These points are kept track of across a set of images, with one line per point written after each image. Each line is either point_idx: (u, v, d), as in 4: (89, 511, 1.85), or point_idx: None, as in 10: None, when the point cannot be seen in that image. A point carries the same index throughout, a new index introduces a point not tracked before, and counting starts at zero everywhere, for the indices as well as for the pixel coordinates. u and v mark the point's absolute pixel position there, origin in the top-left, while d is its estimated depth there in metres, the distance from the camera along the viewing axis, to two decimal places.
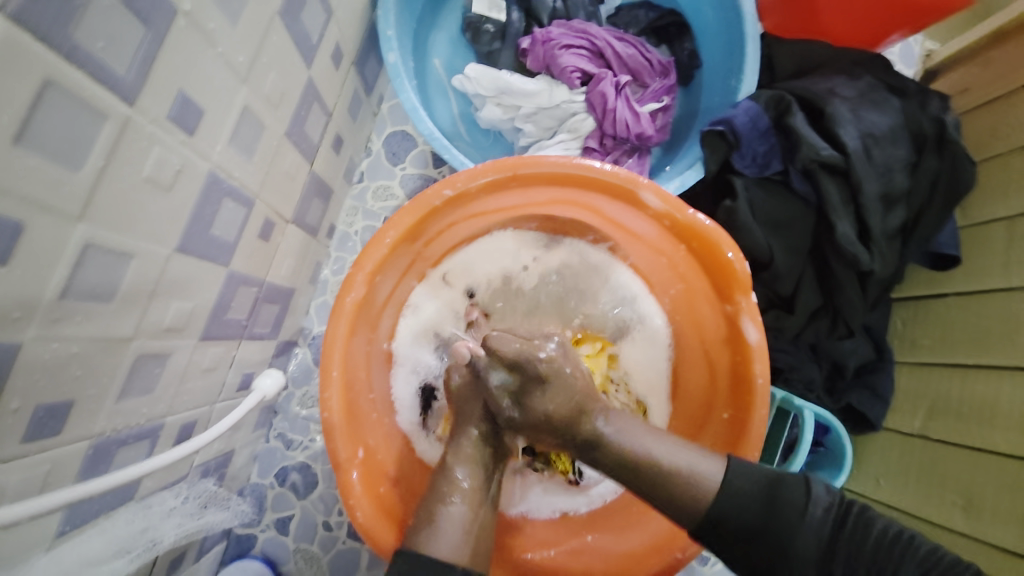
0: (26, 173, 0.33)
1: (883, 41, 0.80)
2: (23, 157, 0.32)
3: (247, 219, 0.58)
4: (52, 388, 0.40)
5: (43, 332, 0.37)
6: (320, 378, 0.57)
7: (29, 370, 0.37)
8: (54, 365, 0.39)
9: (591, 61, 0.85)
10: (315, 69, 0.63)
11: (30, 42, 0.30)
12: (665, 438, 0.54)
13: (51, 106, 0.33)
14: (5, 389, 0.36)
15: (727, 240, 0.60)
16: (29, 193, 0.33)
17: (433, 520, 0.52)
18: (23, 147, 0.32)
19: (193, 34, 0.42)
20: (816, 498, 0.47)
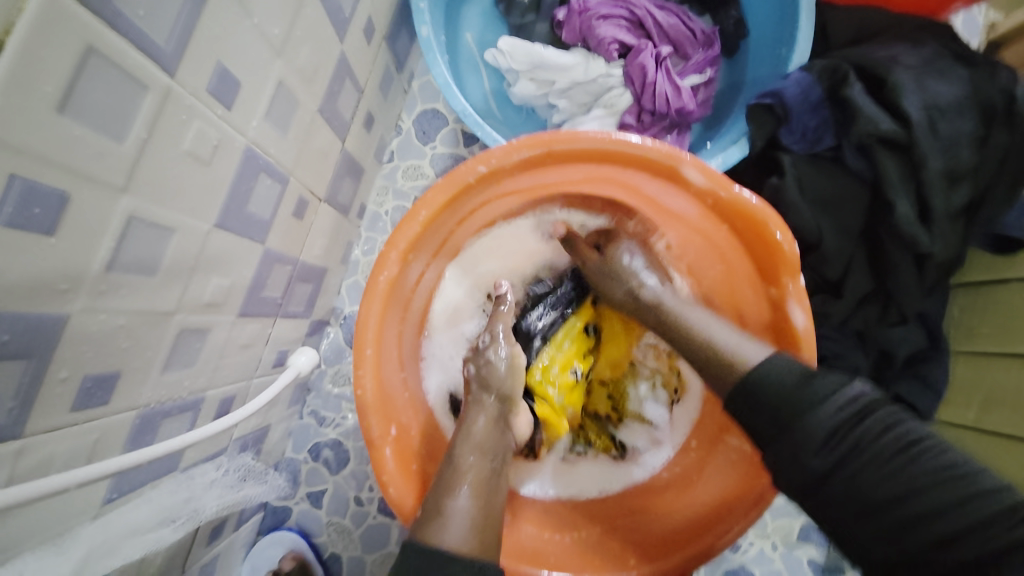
0: (71, 144, 0.33)
1: (944, 8, 0.75)
2: (68, 128, 0.32)
3: (282, 196, 0.57)
4: (100, 360, 0.40)
5: (90, 304, 0.38)
6: (353, 356, 0.57)
7: (77, 341, 0.38)
8: (101, 337, 0.40)
9: (630, 32, 0.82)
10: (348, 44, 0.62)
11: (73, 8, 0.30)
12: (706, 314, 0.58)
13: (95, 76, 0.33)
14: (55, 358, 0.37)
15: (774, 218, 0.57)
16: (73, 164, 0.33)
17: (439, 513, 0.49)
18: (67, 118, 0.32)
19: (229, 2, 0.41)
20: (845, 396, 0.45)
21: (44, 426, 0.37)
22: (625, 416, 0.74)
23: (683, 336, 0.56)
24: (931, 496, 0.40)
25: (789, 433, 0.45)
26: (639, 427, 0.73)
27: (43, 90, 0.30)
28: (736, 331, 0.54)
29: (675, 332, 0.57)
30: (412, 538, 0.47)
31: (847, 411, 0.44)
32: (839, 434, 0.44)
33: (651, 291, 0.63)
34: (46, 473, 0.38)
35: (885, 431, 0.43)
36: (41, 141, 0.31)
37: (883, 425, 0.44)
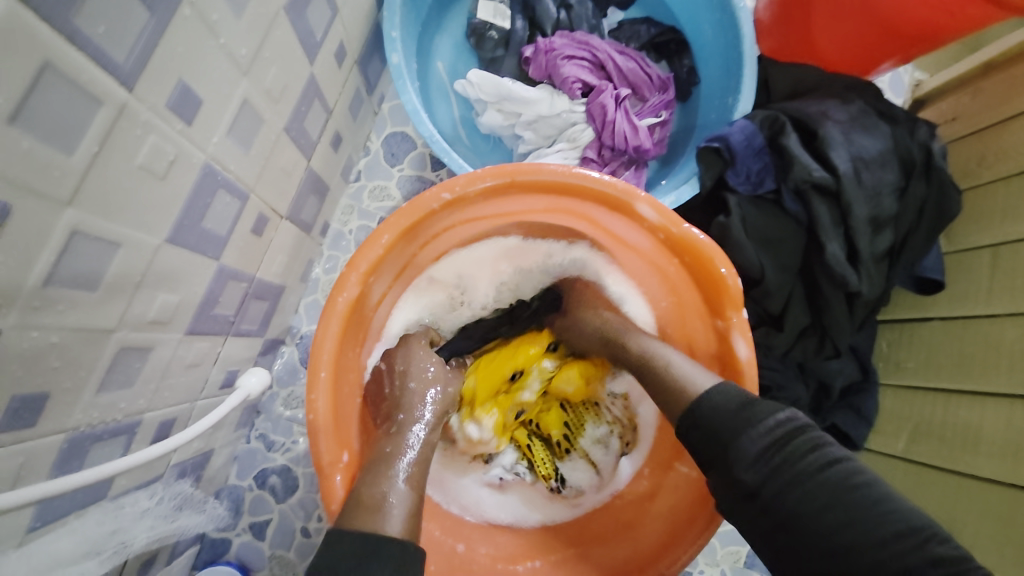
0: (16, 156, 0.32)
1: (874, 69, 0.84)
2: (15, 140, 0.31)
3: (241, 213, 0.57)
4: (28, 380, 0.38)
5: (22, 320, 0.36)
6: (306, 379, 0.56)
7: (5, 359, 0.35)
8: (31, 355, 0.37)
9: (593, 73, 0.86)
10: (318, 66, 0.63)
11: (30, 21, 0.30)
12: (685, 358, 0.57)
13: (47, 88, 0.32)
14: None
15: (719, 254, 0.61)
16: (17, 177, 0.32)
17: (377, 504, 0.48)
18: (16, 129, 0.31)
19: (195, 22, 0.41)
20: (782, 419, 0.47)
21: None
22: (573, 448, 0.74)
23: (649, 371, 0.59)
24: (831, 497, 0.43)
25: (721, 458, 0.49)
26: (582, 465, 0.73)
27: None
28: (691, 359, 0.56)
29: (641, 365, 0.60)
30: (348, 525, 0.46)
31: (774, 433, 0.47)
32: (769, 458, 0.46)
33: (618, 324, 0.66)
34: None
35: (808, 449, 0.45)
36: None
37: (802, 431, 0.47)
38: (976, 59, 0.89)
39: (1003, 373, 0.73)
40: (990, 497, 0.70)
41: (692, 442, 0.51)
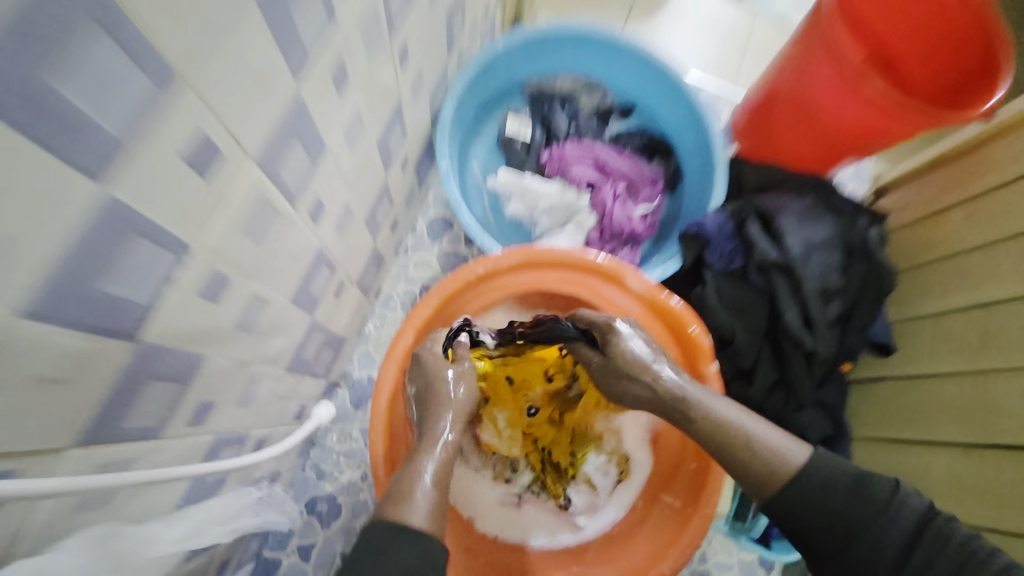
0: (251, 257, 0.51)
1: (834, 164, 1.12)
2: (249, 251, 0.51)
3: (330, 280, 0.76)
4: (211, 397, 0.56)
5: (221, 358, 0.54)
6: (369, 407, 0.74)
7: (208, 384, 0.53)
8: (217, 383, 0.55)
9: (596, 171, 1.09)
10: (390, 174, 0.85)
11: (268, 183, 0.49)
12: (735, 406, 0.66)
13: (266, 218, 0.51)
14: (194, 394, 0.51)
15: (691, 318, 0.78)
16: (247, 268, 0.51)
17: (405, 496, 0.56)
18: (251, 242, 0.50)
19: (334, 163, 0.63)
20: (789, 462, 0.60)
21: (176, 442, 0.52)
22: (576, 474, 0.86)
23: (716, 425, 0.64)
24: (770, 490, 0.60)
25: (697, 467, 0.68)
26: (585, 489, 0.85)
27: (250, 234, 0.49)
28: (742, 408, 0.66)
29: (704, 421, 0.65)
30: (380, 517, 0.54)
31: (917, 523, 0.56)
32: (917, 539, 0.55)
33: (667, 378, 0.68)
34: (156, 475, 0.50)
35: (940, 533, 0.55)
36: (241, 257, 0.50)
37: (837, 468, 0.60)
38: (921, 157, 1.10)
39: (946, 426, 0.85)
40: None
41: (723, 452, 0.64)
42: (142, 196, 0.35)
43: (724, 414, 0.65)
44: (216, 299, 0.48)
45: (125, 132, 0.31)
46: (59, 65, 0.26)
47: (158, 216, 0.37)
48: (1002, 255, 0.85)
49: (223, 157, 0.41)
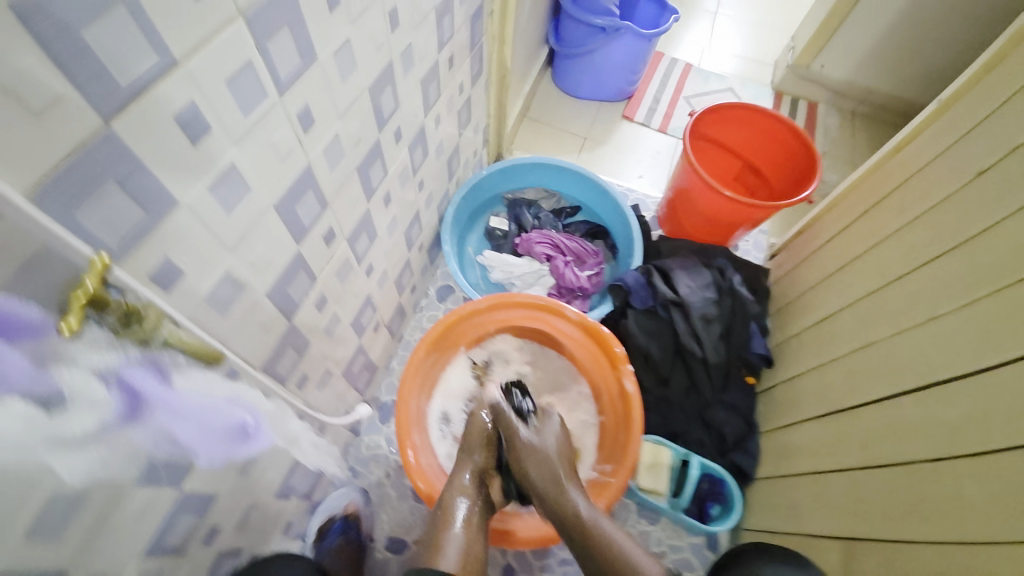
0: (337, 289, 0.96)
1: (728, 238, 1.58)
2: (336, 286, 0.95)
3: (372, 318, 1.20)
4: (309, 373, 0.96)
5: (316, 349, 0.96)
6: (398, 397, 1.13)
7: (308, 364, 0.95)
8: (312, 365, 0.97)
9: (552, 248, 1.54)
10: (411, 254, 1.33)
11: (349, 250, 0.95)
12: (622, 533, 0.92)
13: (346, 268, 0.96)
14: (302, 365, 0.92)
15: (612, 338, 1.21)
16: (334, 295, 0.95)
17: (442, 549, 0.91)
18: (337, 279, 0.94)
19: (380, 245, 1.10)
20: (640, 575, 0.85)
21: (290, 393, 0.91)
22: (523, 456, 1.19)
23: (601, 557, 0.89)
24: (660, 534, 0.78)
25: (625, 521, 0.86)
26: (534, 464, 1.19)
27: (337, 280, 0.94)
28: (627, 540, 0.91)
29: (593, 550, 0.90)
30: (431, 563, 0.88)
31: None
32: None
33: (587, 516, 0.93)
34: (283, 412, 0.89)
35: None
36: (333, 289, 0.94)
37: None
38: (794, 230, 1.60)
39: (808, 406, 1.18)
40: (807, 481, 1.10)
41: (610, 563, 0.88)
42: (308, 251, 0.80)
43: (636, 571, 0.86)
44: (320, 310, 0.92)
45: (309, 224, 0.78)
46: (300, 200, 0.73)
47: (310, 261, 0.82)
48: (825, 289, 1.28)
49: (336, 236, 0.88)
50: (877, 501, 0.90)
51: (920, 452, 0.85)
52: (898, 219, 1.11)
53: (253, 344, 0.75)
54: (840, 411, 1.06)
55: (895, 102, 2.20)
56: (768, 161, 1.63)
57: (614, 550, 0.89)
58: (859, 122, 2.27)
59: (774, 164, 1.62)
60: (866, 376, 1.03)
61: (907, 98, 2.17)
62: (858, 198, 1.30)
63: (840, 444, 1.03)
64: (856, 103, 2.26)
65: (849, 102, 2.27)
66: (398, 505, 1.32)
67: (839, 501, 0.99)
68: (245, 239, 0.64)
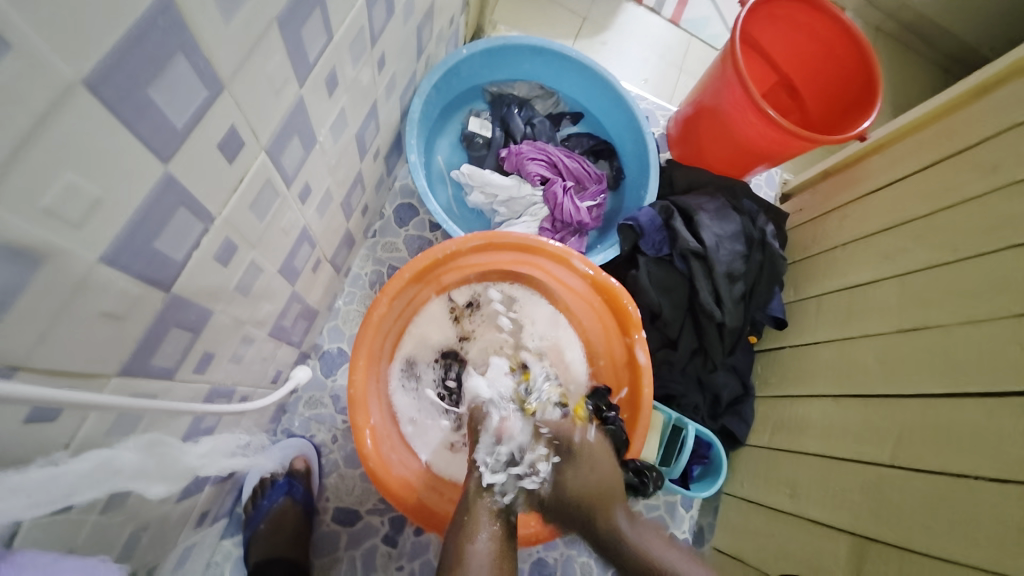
0: (253, 227, 0.60)
1: (747, 171, 1.31)
2: (253, 221, 0.60)
3: (310, 255, 0.86)
4: (215, 348, 0.65)
5: (225, 314, 0.63)
6: (350, 364, 0.85)
7: (214, 337, 0.63)
8: (221, 337, 0.65)
9: (548, 168, 1.21)
10: (364, 164, 0.95)
11: (269, 162, 0.58)
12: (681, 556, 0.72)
13: (265, 192, 0.60)
14: (202, 343, 0.60)
15: (625, 294, 0.94)
16: (248, 236, 0.60)
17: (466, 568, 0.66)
18: (252, 211, 0.59)
19: (321, 153, 0.72)
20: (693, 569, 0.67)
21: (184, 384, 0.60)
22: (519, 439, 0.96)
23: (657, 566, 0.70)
24: None
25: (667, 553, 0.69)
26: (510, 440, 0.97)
27: (252, 213, 0.59)
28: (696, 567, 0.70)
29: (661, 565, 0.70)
30: None
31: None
32: None
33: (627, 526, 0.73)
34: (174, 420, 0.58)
35: None
36: (247, 228, 0.59)
37: None
38: (819, 168, 1.35)
39: (824, 382, 1.05)
40: (813, 464, 1.01)
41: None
42: (189, 175, 0.45)
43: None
44: (226, 262, 0.58)
45: (185, 128, 0.41)
46: (156, 77, 0.36)
47: (197, 191, 0.47)
48: (865, 250, 1.08)
49: (244, 145, 0.51)
50: (914, 511, 0.80)
51: (980, 467, 0.74)
52: (987, 180, 0.88)
53: (94, 342, 0.42)
54: (868, 397, 0.94)
55: (923, 24, 1.72)
56: (811, 80, 1.32)
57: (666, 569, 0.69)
58: (881, 42, 1.78)
59: (817, 85, 1.31)
60: (914, 368, 0.88)
61: (931, 19, 1.69)
62: (922, 143, 1.04)
63: (869, 438, 0.92)
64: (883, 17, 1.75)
65: (878, 16, 1.76)
66: (347, 472, 1.08)
67: (860, 500, 0.90)
68: (13, 161, 0.29)
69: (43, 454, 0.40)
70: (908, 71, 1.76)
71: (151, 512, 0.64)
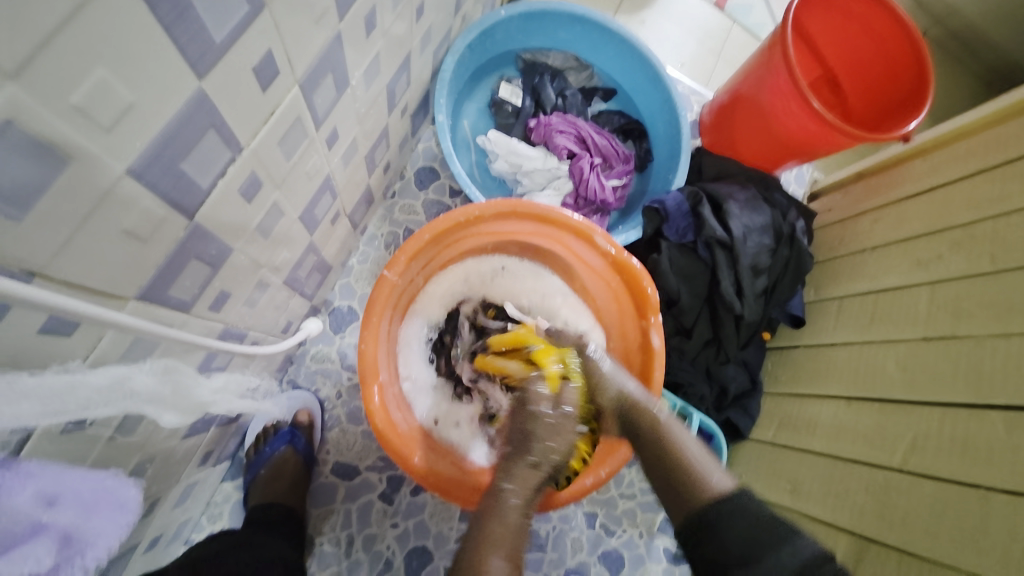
0: (279, 166, 0.59)
1: (779, 164, 1.27)
2: (280, 160, 0.58)
3: (331, 205, 0.84)
4: (233, 286, 0.63)
5: (245, 253, 0.62)
6: (363, 320, 0.84)
7: (232, 274, 0.61)
8: (239, 276, 0.64)
9: (576, 143, 1.18)
10: (391, 118, 0.93)
11: (300, 97, 0.55)
12: (701, 447, 0.72)
13: (294, 130, 0.58)
14: (220, 279, 0.59)
15: (645, 275, 0.91)
16: (273, 175, 0.58)
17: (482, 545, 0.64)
18: (280, 148, 0.57)
19: (351, 100, 0.70)
20: (712, 486, 0.67)
21: (200, 318, 0.59)
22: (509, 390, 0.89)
23: (669, 449, 0.72)
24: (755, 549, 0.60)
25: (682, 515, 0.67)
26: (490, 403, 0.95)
27: (280, 153, 0.57)
28: (705, 448, 0.72)
29: (661, 440, 0.73)
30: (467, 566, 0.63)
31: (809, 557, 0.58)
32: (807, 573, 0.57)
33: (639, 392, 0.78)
34: (190, 355, 0.58)
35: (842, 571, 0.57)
36: (273, 167, 0.57)
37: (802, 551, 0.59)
38: (852, 169, 1.31)
39: (837, 385, 1.04)
40: (817, 465, 1.00)
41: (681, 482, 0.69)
42: (222, 96, 0.43)
43: (717, 480, 0.68)
44: (250, 199, 0.56)
45: (224, 43, 0.39)
46: None
47: (229, 114, 0.45)
48: (898, 254, 1.05)
49: (279, 74, 0.49)
50: (918, 520, 0.80)
51: (993, 481, 0.72)
52: None
53: (114, 259, 0.41)
54: (883, 403, 0.93)
55: (970, 34, 1.64)
56: (859, 76, 1.26)
57: (682, 462, 0.70)
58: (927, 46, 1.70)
59: (863, 82, 1.26)
60: (937, 379, 0.86)
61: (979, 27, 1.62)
62: (973, 149, 1.00)
63: (880, 443, 0.90)
64: (931, 21, 1.69)
65: (925, 19, 1.70)
66: (348, 428, 1.08)
67: (864, 502, 0.89)
68: (47, 45, 0.28)
69: (59, 361, 0.40)
70: (950, 82, 1.68)
71: (157, 445, 0.64)
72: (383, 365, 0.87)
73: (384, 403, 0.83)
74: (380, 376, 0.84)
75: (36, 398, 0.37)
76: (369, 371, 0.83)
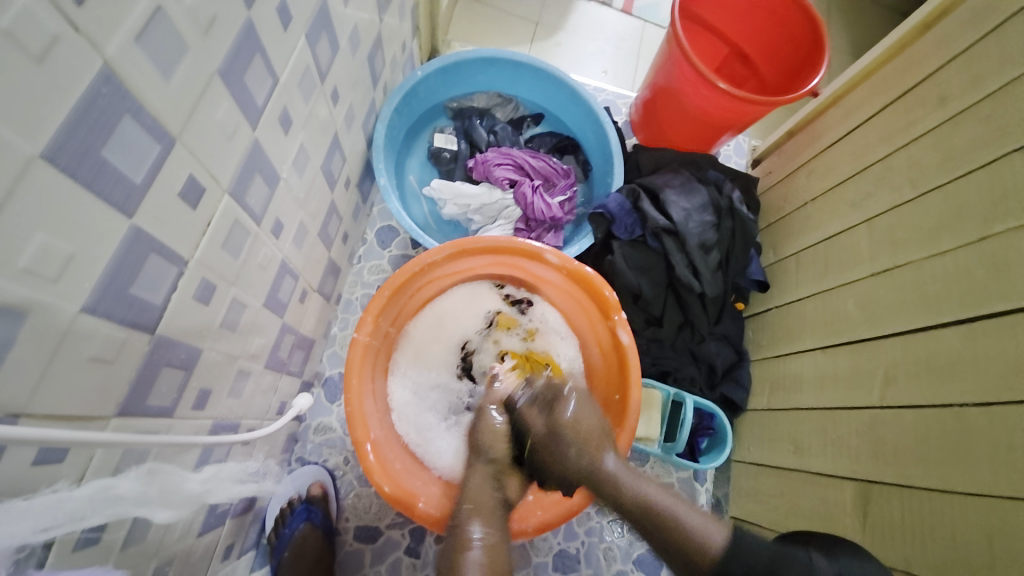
0: (228, 265, 0.65)
1: (710, 141, 1.34)
2: (227, 260, 0.64)
3: (295, 285, 0.91)
4: (213, 382, 0.69)
5: (216, 350, 0.67)
6: (345, 385, 0.89)
7: (208, 371, 0.67)
8: (216, 373, 0.69)
9: (515, 171, 1.25)
10: (336, 194, 1.00)
11: (233, 204, 0.62)
12: (695, 510, 0.73)
13: (236, 232, 0.65)
14: (197, 380, 0.64)
15: (602, 282, 0.96)
16: (225, 274, 0.65)
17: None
18: (225, 251, 0.63)
19: (287, 191, 0.77)
20: (710, 545, 0.68)
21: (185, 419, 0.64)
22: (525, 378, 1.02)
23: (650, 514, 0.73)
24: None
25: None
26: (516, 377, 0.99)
27: (226, 255, 0.64)
28: (700, 512, 0.72)
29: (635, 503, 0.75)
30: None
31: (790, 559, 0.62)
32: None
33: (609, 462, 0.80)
34: (183, 453, 0.62)
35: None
36: (224, 267, 0.64)
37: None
38: (782, 130, 1.37)
39: (811, 335, 1.07)
40: (810, 418, 1.02)
41: (675, 556, 0.70)
42: (154, 224, 0.49)
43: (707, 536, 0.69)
44: (207, 301, 0.62)
45: (144, 181, 0.46)
46: (108, 139, 0.41)
47: (166, 238, 0.51)
48: (834, 200, 1.10)
49: (206, 189, 0.56)
50: (907, 448, 0.82)
51: (959, 394, 0.75)
52: (935, 115, 0.89)
53: (88, 385, 0.47)
54: (853, 344, 0.96)
55: None
56: (761, 46, 1.34)
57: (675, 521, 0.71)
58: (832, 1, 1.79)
59: (766, 52, 1.34)
60: (892, 308, 0.89)
61: None
62: (874, 90, 1.06)
63: (859, 381, 0.93)
64: None
65: None
66: (363, 491, 1.12)
67: (858, 444, 0.90)
68: None
69: (48, 484, 0.45)
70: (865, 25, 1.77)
71: (173, 545, 0.68)
72: (372, 421, 0.91)
73: (378, 458, 0.87)
74: (370, 434, 0.88)
75: (32, 516, 0.42)
76: (359, 430, 0.86)
